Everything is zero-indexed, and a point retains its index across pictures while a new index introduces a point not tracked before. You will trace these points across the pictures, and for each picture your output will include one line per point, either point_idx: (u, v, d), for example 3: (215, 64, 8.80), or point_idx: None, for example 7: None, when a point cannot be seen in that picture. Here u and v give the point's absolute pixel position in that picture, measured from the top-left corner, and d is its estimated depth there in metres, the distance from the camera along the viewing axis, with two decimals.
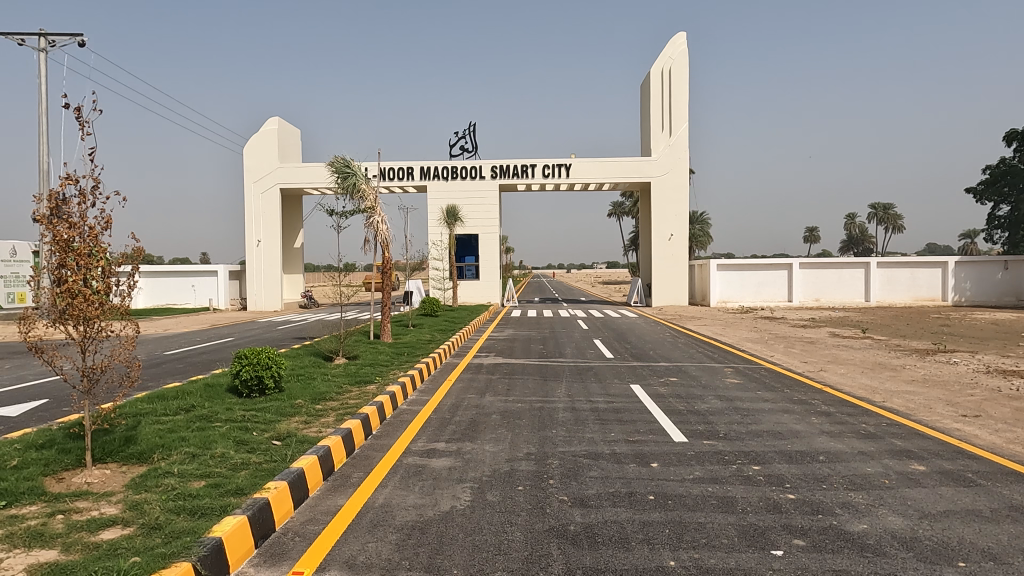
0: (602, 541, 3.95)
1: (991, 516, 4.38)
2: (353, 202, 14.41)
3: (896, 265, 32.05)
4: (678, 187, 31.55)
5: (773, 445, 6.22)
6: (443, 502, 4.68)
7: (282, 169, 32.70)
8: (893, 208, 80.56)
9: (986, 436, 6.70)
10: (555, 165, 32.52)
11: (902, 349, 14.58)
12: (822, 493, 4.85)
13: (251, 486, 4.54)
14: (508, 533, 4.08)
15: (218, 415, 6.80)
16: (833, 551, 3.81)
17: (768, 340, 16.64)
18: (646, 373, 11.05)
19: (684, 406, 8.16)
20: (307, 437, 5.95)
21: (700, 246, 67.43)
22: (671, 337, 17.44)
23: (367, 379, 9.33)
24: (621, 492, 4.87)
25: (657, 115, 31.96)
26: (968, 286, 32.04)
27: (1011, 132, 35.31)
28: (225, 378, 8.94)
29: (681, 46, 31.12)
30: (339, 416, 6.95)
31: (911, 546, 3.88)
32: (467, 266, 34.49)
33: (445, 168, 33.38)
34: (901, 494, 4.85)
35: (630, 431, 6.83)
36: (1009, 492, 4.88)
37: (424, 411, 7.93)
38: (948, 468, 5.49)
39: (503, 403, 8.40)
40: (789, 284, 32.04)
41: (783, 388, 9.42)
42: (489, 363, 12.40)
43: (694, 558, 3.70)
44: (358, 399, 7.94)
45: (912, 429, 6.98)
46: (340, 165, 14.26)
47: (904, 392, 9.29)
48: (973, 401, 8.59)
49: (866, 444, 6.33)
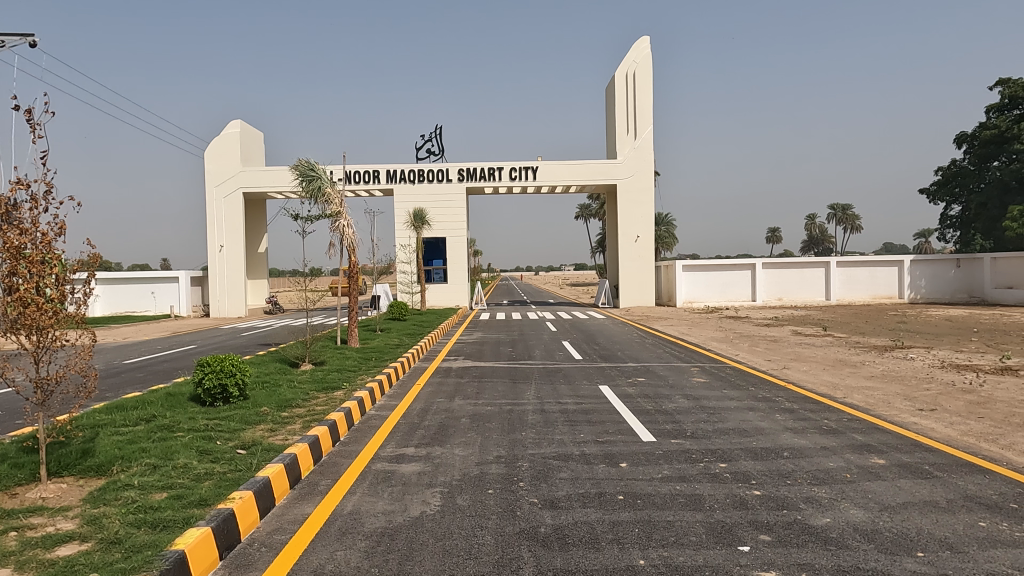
0: (573, 542, 3.96)
1: (947, 507, 4.52)
2: (318, 206, 14.21)
3: (854, 264, 32.99)
4: (644, 189, 31.89)
5: (739, 443, 6.32)
6: (414, 507, 4.64)
7: (245, 173, 32.10)
8: (850, 210, 83.12)
9: (942, 428, 6.92)
10: (522, 167, 32.53)
11: (860, 346, 14.97)
12: (786, 488, 4.94)
13: (215, 497, 4.44)
14: (479, 537, 4.07)
15: (180, 425, 6.64)
16: (797, 545, 3.88)
17: (733, 339, 16.91)
18: (614, 373, 11.10)
19: (652, 406, 8.25)
20: (274, 445, 5.85)
21: (665, 248, 68.17)
22: (639, 338, 17.59)
23: (334, 385, 9.19)
24: (592, 492, 4.90)
25: (621, 118, 32.31)
26: (923, 284, 33.09)
27: (959, 135, 36.54)
28: (188, 386, 8.73)
29: (644, 49, 31.54)
30: (306, 422, 6.87)
31: (872, 538, 3.98)
32: (436, 269, 34.30)
33: (411, 171, 33.15)
34: (862, 487, 4.97)
35: (599, 432, 6.87)
36: (964, 483, 5.04)
37: (393, 417, 7.85)
38: (906, 461, 5.65)
39: (472, 406, 8.36)
40: (752, 284, 32.63)
41: (748, 386, 9.60)
42: (458, 366, 12.34)
43: (663, 557, 3.73)
44: (325, 405, 7.83)
45: (872, 423, 7.18)
46: (305, 167, 14.02)
47: (864, 387, 9.54)
48: (929, 395, 8.84)
49: (829, 439, 6.47)
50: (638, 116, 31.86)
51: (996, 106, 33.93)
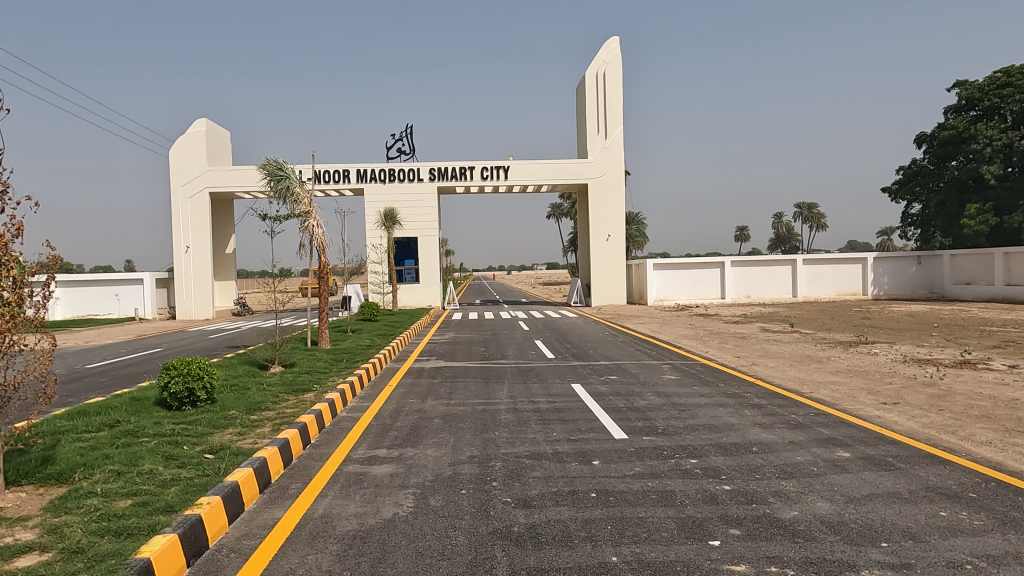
0: (546, 540, 3.97)
1: (910, 497, 4.64)
2: (287, 206, 14.02)
3: (819, 261, 33.67)
4: (615, 189, 32.12)
5: (709, 439, 6.40)
6: (386, 509, 4.61)
7: (212, 172, 31.52)
8: (816, 208, 84.88)
9: (905, 421, 7.10)
10: (493, 166, 32.49)
11: (826, 342, 15.29)
12: (755, 483, 5.02)
13: (182, 502, 4.35)
14: (452, 537, 4.06)
15: (145, 430, 6.49)
16: (766, 538, 3.95)
17: (703, 336, 17.13)
18: (586, 372, 11.17)
19: (624, 403, 8.31)
20: (243, 449, 5.76)
21: (636, 246, 68.77)
22: (611, 336, 17.72)
23: (304, 387, 9.07)
24: (565, 490, 4.91)
25: (591, 118, 32.49)
26: (886, 280, 33.92)
27: (919, 135, 37.54)
28: (153, 390, 8.55)
29: (614, 50, 31.79)
30: (276, 425, 6.77)
31: (838, 530, 4.06)
32: (407, 269, 33.87)
33: (382, 170, 32.92)
34: (828, 480, 5.08)
35: (572, 430, 6.90)
36: (926, 474, 5.18)
37: (365, 418, 7.78)
38: (870, 454, 5.78)
39: (445, 406, 8.33)
40: (721, 281, 33.10)
41: (717, 383, 9.74)
42: (430, 366, 12.29)
43: (635, 553, 3.76)
44: (295, 407, 7.73)
45: (837, 417, 7.33)
46: (273, 167, 13.82)
47: (829, 382, 9.75)
48: (892, 389, 9.07)
49: (796, 434, 6.59)
50: (608, 115, 32.10)
51: (953, 107, 34.95)
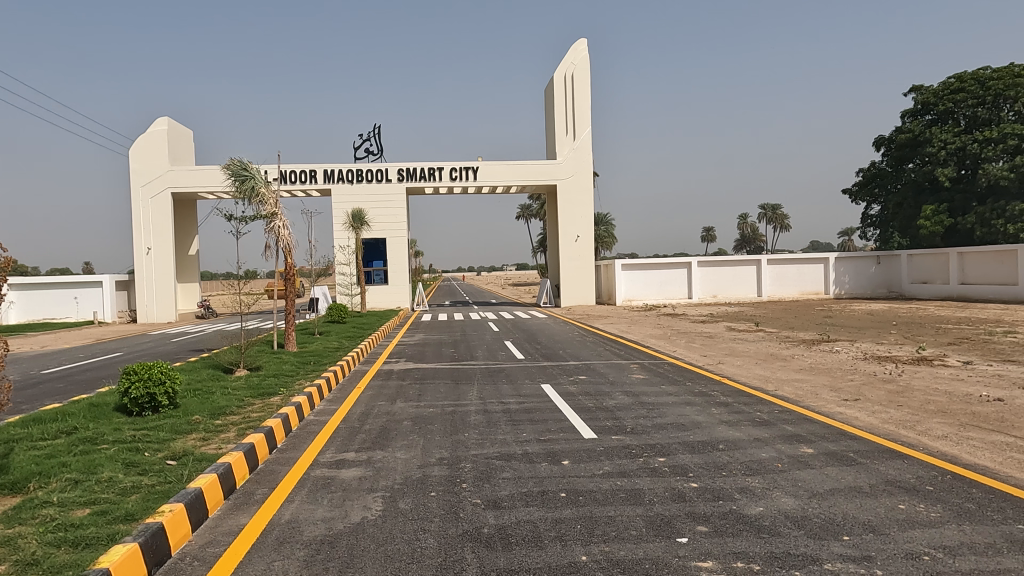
0: (516, 541, 3.98)
1: (870, 491, 4.76)
2: (252, 207, 13.78)
3: (783, 261, 34.36)
4: (584, 190, 32.32)
5: (677, 437, 6.48)
6: (354, 513, 4.56)
7: (174, 172, 30.84)
8: (780, 209, 86.59)
9: (865, 417, 7.28)
10: (462, 167, 32.39)
11: (789, 340, 15.60)
12: (722, 480, 5.09)
13: (143, 511, 4.24)
14: (421, 540, 4.03)
15: (105, 436, 6.31)
16: (733, 534, 4.01)
17: (670, 336, 17.34)
18: (556, 372, 11.21)
19: (593, 403, 8.37)
20: (207, 455, 5.65)
21: (605, 247, 69.29)
22: (580, 337, 17.83)
23: (270, 391, 8.93)
24: (534, 491, 4.92)
25: (560, 119, 32.65)
26: (847, 279, 34.77)
27: (878, 138, 38.58)
28: (114, 396, 8.33)
29: (581, 52, 32.03)
30: (241, 430, 6.65)
31: (802, 525, 4.14)
32: (375, 270, 33.60)
33: (350, 171, 32.58)
34: (792, 476, 5.17)
35: (541, 430, 6.92)
36: (885, 469, 5.32)
37: (333, 421, 7.70)
38: (832, 450, 5.92)
39: (414, 408, 8.29)
40: (688, 282, 33.54)
41: (685, 381, 9.87)
42: (399, 368, 12.20)
43: (605, 551, 3.79)
44: (261, 412, 7.61)
45: (800, 414, 7.49)
46: (237, 167, 13.56)
47: (793, 380, 9.96)
48: (853, 386, 9.31)
49: (761, 431, 6.71)
50: (577, 117, 32.30)
51: (910, 111, 35.98)
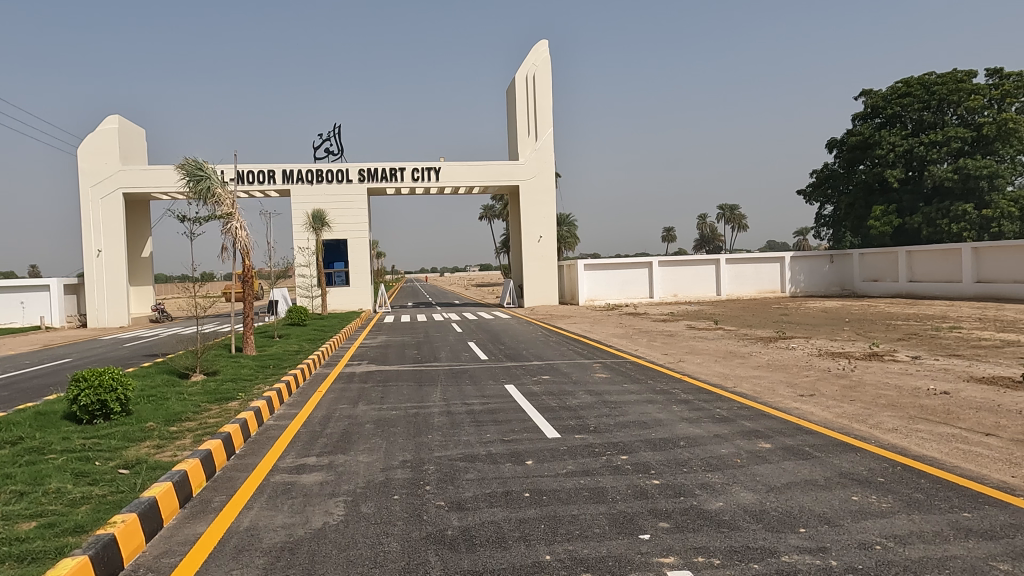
0: (480, 542, 3.97)
1: (825, 484, 4.89)
2: (207, 207, 13.46)
3: (741, 261, 35.08)
4: (546, 190, 32.46)
5: (639, 434, 6.56)
6: (316, 519, 4.48)
7: (125, 172, 29.93)
8: (738, 210, 88.39)
9: (820, 412, 7.48)
10: (424, 168, 32.20)
11: (747, 338, 15.93)
12: (683, 476, 5.17)
13: (93, 522, 4.10)
14: (385, 544, 3.99)
15: (53, 446, 6.08)
16: (694, 530, 4.07)
17: (632, 335, 17.54)
18: (519, 372, 11.24)
19: (556, 402, 8.41)
20: (161, 463, 5.49)
21: (568, 248, 69.72)
22: (544, 337, 17.90)
23: (228, 396, 8.74)
24: (498, 492, 4.92)
25: (522, 120, 32.71)
26: (802, 278, 35.67)
27: (830, 141, 39.68)
28: (62, 404, 8.03)
29: (543, 53, 32.17)
30: (198, 436, 6.49)
31: (760, 518, 4.23)
32: (337, 272, 33.27)
33: (309, 171, 32.08)
34: (751, 471, 5.28)
35: (505, 430, 6.92)
36: (839, 462, 5.47)
37: (293, 426, 7.57)
38: (789, 444, 6.06)
39: (377, 411, 8.20)
40: (649, 281, 33.97)
41: (647, 380, 9.99)
42: (362, 371, 12.06)
43: (568, 550, 3.80)
44: (219, 417, 7.43)
45: (758, 410, 7.66)
46: (191, 167, 13.21)
47: (751, 376, 10.18)
48: (808, 381, 9.56)
49: (721, 427, 6.83)
50: (539, 118, 32.41)
51: (861, 114, 37.08)
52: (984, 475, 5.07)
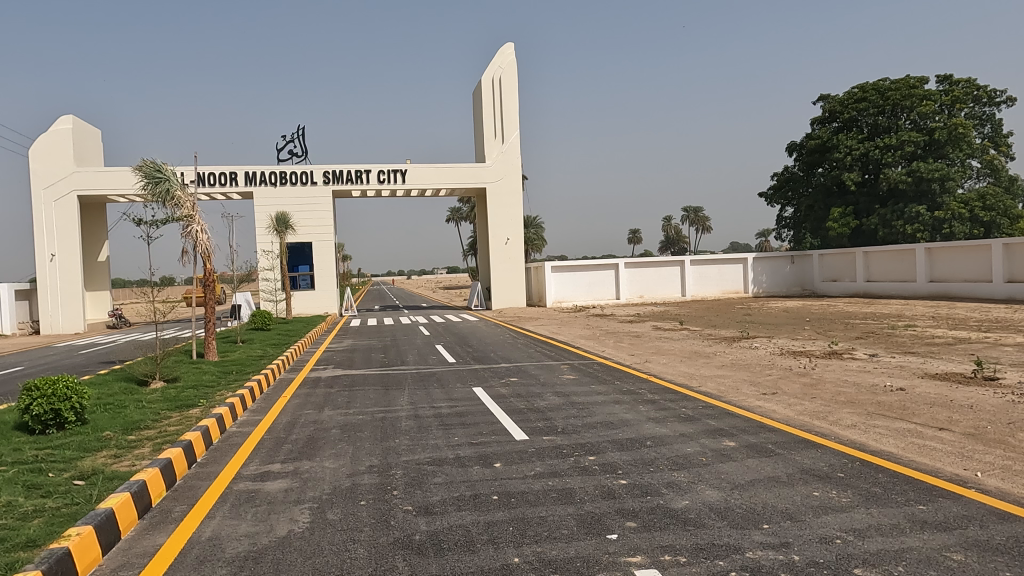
0: (448, 547, 3.94)
1: (787, 480, 4.99)
2: (166, 210, 13.13)
3: (705, 262, 35.64)
4: (513, 193, 32.50)
5: (607, 435, 6.61)
6: (280, 527, 4.40)
7: (80, 174, 29.06)
8: (702, 212, 89.81)
9: (782, 410, 7.64)
10: (390, 170, 31.96)
11: (712, 338, 16.17)
12: (650, 475, 5.22)
13: (46, 536, 3.96)
14: (351, 551, 3.94)
15: (2, 458, 5.85)
16: (660, 528, 4.12)
17: (599, 336, 17.67)
18: (487, 375, 11.23)
19: (524, 404, 8.42)
20: (119, 473, 5.33)
21: (535, 250, 69.96)
22: (512, 339, 17.92)
23: (189, 403, 8.54)
24: (467, 495, 4.90)
25: (488, 123, 32.70)
26: (764, 279, 36.39)
27: (790, 144, 40.60)
28: (13, 414, 7.76)
29: (508, 56, 32.23)
30: (157, 445, 6.33)
31: (725, 516, 4.30)
32: (301, 275, 32.54)
33: (273, 173, 31.59)
34: (716, 469, 5.36)
35: (473, 433, 6.90)
36: (801, 458, 5.59)
37: (257, 432, 7.43)
38: (752, 442, 6.17)
39: (343, 416, 8.10)
40: (616, 282, 34.28)
41: (614, 380, 10.08)
42: (328, 375, 11.91)
43: (537, 552, 3.80)
44: (179, 425, 7.26)
45: (722, 409, 7.79)
46: (150, 169, 12.87)
47: (715, 376, 10.35)
48: (771, 380, 9.76)
49: (686, 426, 6.92)
50: (505, 121, 32.45)
51: (819, 118, 38.02)
52: (938, 469, 5.23)
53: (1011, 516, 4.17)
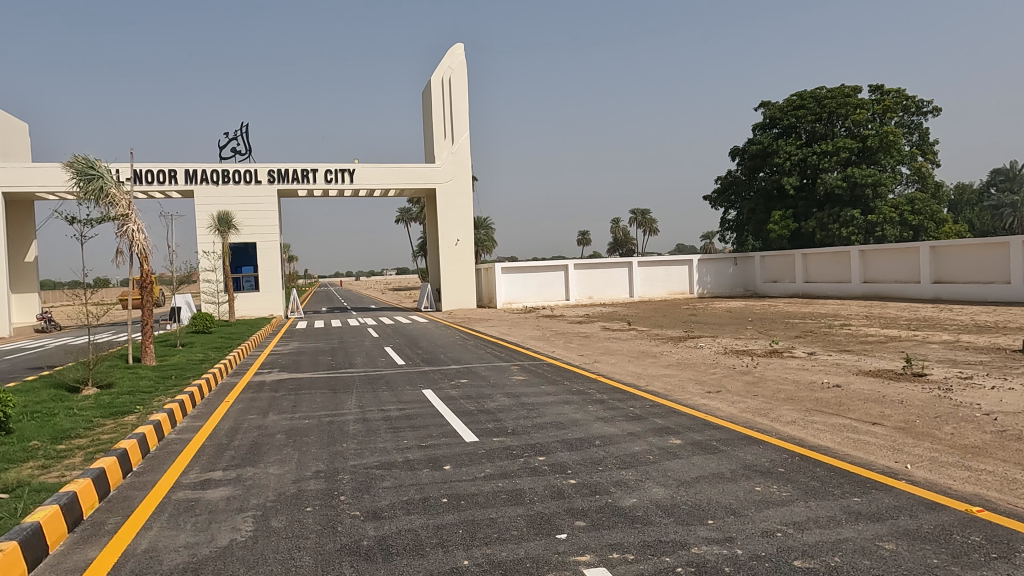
0: (397, 551, 3.89)
1: (731, 476, 5.12)
2: (100, 208, 12.58)
3: (652, 263, 36.33)
4: (463, 194, 32.39)
5: (556, 435, 6.64)
6: (222, 536, 4.27)
7: (5, 169, 27.54)
8: (649, 214, 91.53)
9: (725, 407, 7.84)
10: (337, 170, 31.42)
11: (658, 337, 16.50)
12: (598, 475, 5.27)
13: None
14: (296, 559, 3.85)
15: None
16: (609, 527, 4.16)
17: (549, 337, 17.79)
18: (437, 376, 11.14)
19: (474, 406, 8.39)
20: (47, 484, 5.07)
21: (485, 251, 69.91)
22: (461, 340, 17.86)
23: (125, 410, 8.20)
24: (416, 498, 4.85)
25: (438, 123, 32.52)
26: (709, 280, 37.30)
27: (733, 148, 41.75)
28: None
29: (458, 56, 32.20)
30: (89, 454, 6.04)
31: (671, 512, 4.38)
32: (245, 276, 31.74)
33: (215, 171, 30.64)
34: (662, 467, 5.46)
35: (423, 436, 6.84)
36: (744, 454, 5.74)
37: (197, 439, 7.18)
38: (698, 439, 6.31)
39: (288, 421, 7.91)
40: (565, 283, 34.56)
41: (563, 381, 10.15)
42: (272, 379, 11.61)
43: (486, 554, 3.79)
44: (113, 433, 6.95)
45: (669, 407, 7.94)
46: (82, 165, 12.29)
47: (662, 375, 10.56)
48: (715, 378, 10.01)
49: (634, 425, 7.03)
50: (455, 121, 32.37)
51: (760, 124, 39.23)
52: (872, 462, 5.45)
53: (938, 505, 4.39)
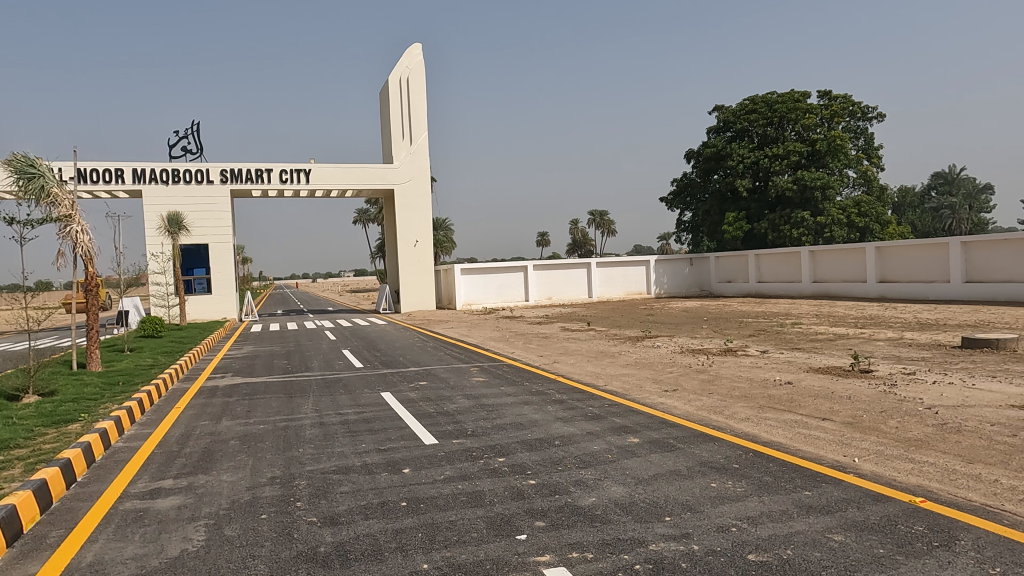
0: (355, 557, 3.84)
1: (687, 473, 5.21)
2: (41, 209, 12.07)
3: (610, 264, 36.74)
4: (422, 195, 32.16)
5: (516, 436, 6.65)
6: (172, 547, 4.14)
7: None
8: (607, 215, 92.55)
9: (682, 405, 7.97)
10: (293, 170, 30.83)
11: (616, 337, 16.68)
12: (558, 475, 5.30)
13: None
14: (251, 567, 3.76)
15: None
16: (568, 526, 4.18)
17: (508, 338, 17.81)
18: (396, 379, 11.04)
19: (434, 408, 8.33)
20: None
21: (444, 253, 69.62)
22: (421, 342, 17.75)
23: (69, 418, 7.88)
24: (374, 503, 4.79)
25: (396, 123, 32.24)
26: (665, 280, 37.89)
27: (688, 151, 42.49)
28: None
29: (416, 57, 31.98)
30: (30, 465, 5.79)
31: (629, 510, 4.43)
32: (197, 279, 30.87)
33: (164, 171, 29.75)
34: (621, 465, 5.51)
35: (381, 439, 6.77)
36: (700, 451, 5.84)
37: (146, 447, 6.95)
38: (655, 438, 6.40)
39: (242, 427, 7.72)
40: (525, 285, 34.65)
41: (523, 382, 10.17)
42: (226, 384, 11.31)
43: (446, 557, 3.77)
44: (56, 442, 6.68)
45: (627, 406, 8.04)
46: (21, 163, 11.77)
47: (620, 374, 10.67)
48: (672, 377, 10.18)
49: (593, 425, 7.08)
50: (413, 122, 32.13)
51: (714, 128, 40.06)
52: (821, 456, 5.62)
53: (884, 497, 4.54)
